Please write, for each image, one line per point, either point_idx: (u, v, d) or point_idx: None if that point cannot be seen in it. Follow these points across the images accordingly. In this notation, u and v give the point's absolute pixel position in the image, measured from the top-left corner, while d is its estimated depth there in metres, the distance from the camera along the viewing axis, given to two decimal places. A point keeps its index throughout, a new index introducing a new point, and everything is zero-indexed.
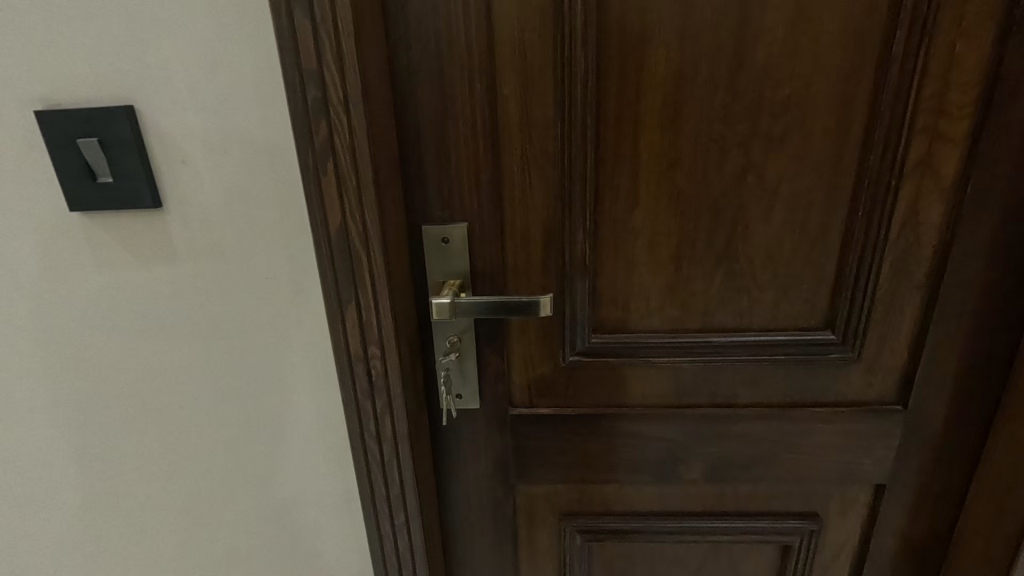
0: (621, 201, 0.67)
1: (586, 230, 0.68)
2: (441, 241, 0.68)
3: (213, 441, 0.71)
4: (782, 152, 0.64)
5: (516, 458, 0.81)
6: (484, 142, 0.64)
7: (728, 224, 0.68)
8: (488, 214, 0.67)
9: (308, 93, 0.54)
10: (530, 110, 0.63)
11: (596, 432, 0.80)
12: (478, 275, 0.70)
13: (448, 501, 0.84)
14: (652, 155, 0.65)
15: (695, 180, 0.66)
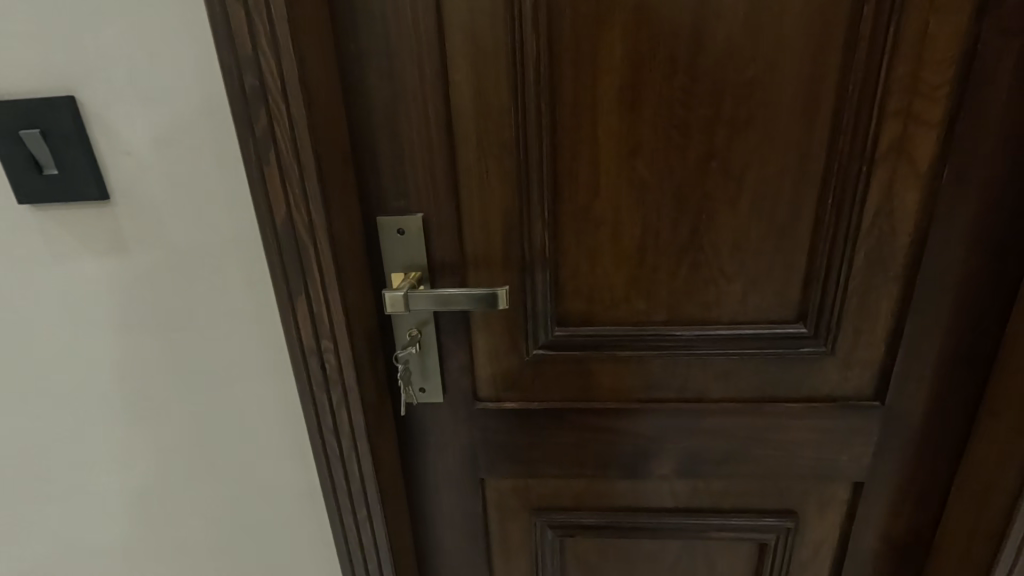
0: (580, 190, 0.65)
1: (545, 221, 0.66)
2: (397, 232, 0.67)
3: (174, 434, 0.71)
4: (747, 139, 0.61)
5: (484, 453, 0.80)
6: (436, 129, 0.62)
7: (692, 213, 0.65)
8: (443, 204, 0.66)
9: (245, 81, 0.53)
10: (483, 96, 0.61)
11: (566, 428, 0.78)
12: (437, 267, 0.69)
13: (417, 495, 0.83)
14: (610, 142, 0.63)
15: (656, 168, 0.64)
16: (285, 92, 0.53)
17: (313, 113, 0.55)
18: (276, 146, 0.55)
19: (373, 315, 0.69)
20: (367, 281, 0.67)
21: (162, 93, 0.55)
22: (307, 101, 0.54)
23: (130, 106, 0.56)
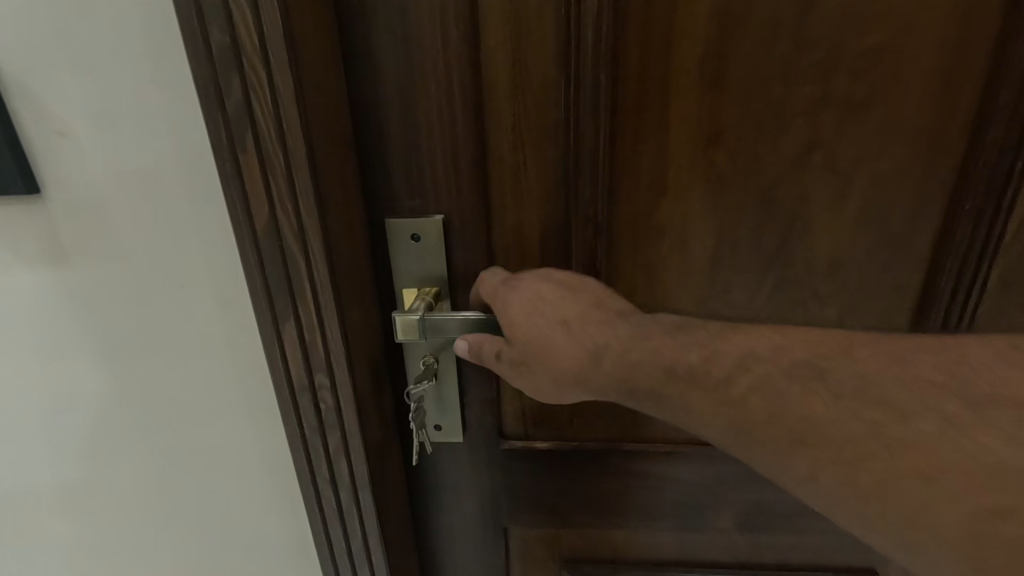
0: (643, 188, 0.51)
1: (595, 227, 0.53)
2: (411, 238, 0.53)
3: (136, 479, 0.59)
4: (862, 126, 0.48)
5: (507, 499, 0.67)
6: (463, 107, 0.48)
7: (782, 220, 0.52)
8: (469, 204, 0.52)
9: (212, 39, 0.39)
10: (526, 68, 0.48)
11: (606, 470, 0.66)
12: (458, 282, 0.56)
13: (428, 545, 0.71)
14: (686, 128, 0.49)
15: (740, 163, 0.50)
16: (266, 54, 0.40)
17: (303, 83, 0.41)
18: (255, 129, 0.42)
19: (380, 340, 0.55)
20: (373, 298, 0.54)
21: (103, 58, 0.42)
22: (295, 68, 0.40)
23: (60, 74, 0.42)
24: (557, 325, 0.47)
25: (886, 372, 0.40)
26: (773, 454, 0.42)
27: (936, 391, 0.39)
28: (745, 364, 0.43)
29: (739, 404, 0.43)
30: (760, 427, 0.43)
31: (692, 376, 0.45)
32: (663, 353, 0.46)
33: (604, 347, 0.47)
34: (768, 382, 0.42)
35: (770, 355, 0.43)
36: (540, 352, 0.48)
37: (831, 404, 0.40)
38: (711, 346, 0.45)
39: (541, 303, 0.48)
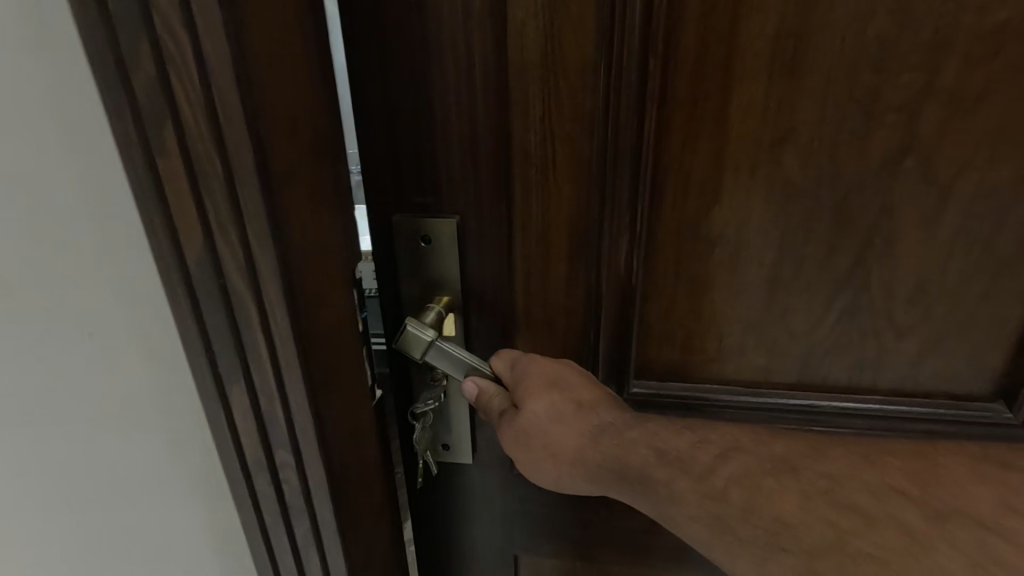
0: (693, 193, 0.44)
1: (632, 239, 0.45)
2: (420, 241, 0.47)
3: (58, 532, 0.52)
4: (971, 126, 0.39)
5: (517, 532, 0.62)
6: (484, 92, 0.42)
7: (859, 237, 0.43)
8: (489, 204, 0.45)
9: (116, 12, 0.30)
10: (558, 48, 0.40)
11: (626, 508, 0.59)
12: (470, 293, 0.49)
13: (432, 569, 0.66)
14: (750, 124, 0.41)
15: (813, 169, 0.42)
16: (197, 34, 0.30)
17: (253, 79, 0.31)
18: (181, 132, 0.32)
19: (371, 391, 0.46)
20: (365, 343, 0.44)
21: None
22: (236, 54, 0.30)
23: None
24: (571, 403, 0.42)
25: (885, 474, 0.36)
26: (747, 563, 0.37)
27: (942, 498, 0.35)
28: (729, 455, 0.39)
29: (728, 505, 0.37)
30: (738, 522, 0.37)
31: (680, 462, 0.40)
32: (658, 436, 0.41)
33: (609, 425, 0.42)
34: (753, 474, 0.38)
35: (754, 446, 0.39)
36: (543, 430, 0.43)
37: (821, 510, 0.36)
38: (703, 432, 0.41)
39: (562, 387, 0.43)
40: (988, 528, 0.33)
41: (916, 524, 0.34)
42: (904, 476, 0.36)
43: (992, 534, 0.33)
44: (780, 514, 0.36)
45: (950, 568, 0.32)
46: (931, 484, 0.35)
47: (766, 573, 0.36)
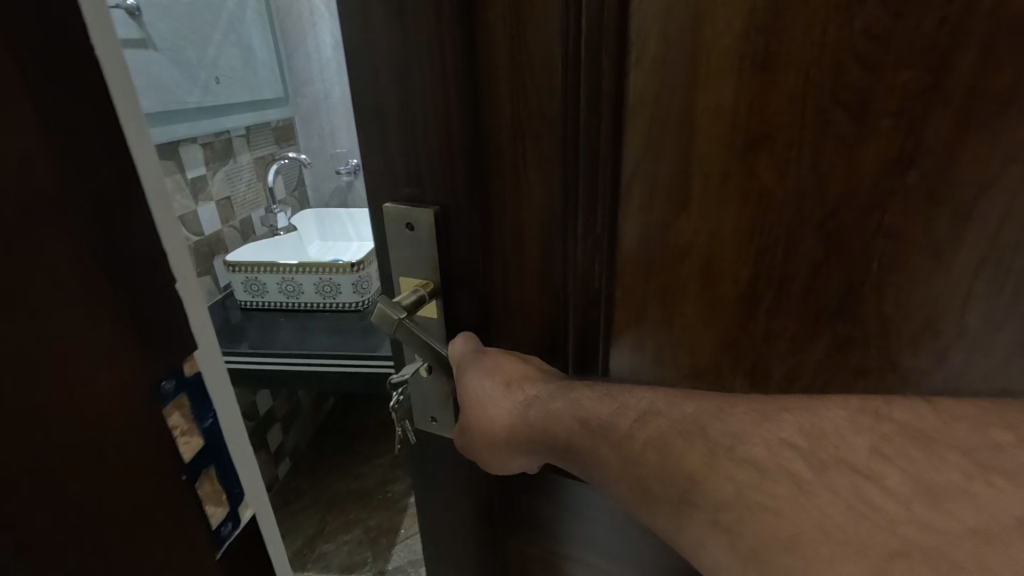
0: (661, 198, 0.41)
1: (598, 239, 0.45)
2: (408, 226, 0.49)
3: None
4: (996, 135, 0.32)
5: (505, 516, 0.61)
6: (454, 75, 0.42)
7: (850, 260, 0.38)
8: (464, 189, 0.46)
9: None
10: (530, 49, 0.40)
11: (607, 504, 0.55)
12: (448, 278, 0.50)
13: (432, 543, 0.67)
14: (719, 128, 0.38)
15: (793, 179, 0.37)
16: None
17: None
18: None
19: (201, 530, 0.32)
20: (187, 469, 0.31)
21: None
22: None
23: None
24: (501, 384, 0.47)
25: (778, 428, 0.32)
26: (666, 516, 0.35)
27: (828, 447, 0.30)
28: (645, 419, 0.38)
29: (645, 467, 0.37)
30: (658, 484, 0.35)
31: (600, 429, 0.41)
32: (581, 405, 0.43)
33: (533, 399, 0.46)
34: (666, 435, 0.36)
35: (665, 408, 0.38)
36: (478, 406, 0.49)
37: (721, 464, 0.32)
38: (626, 400, 0.41)
39: (497, 373, 0.48)
40: (865, 475, 0.28)
41: (796, 469, 0.30)
42: (797, 429, 0.31)
43: (866, 481, 0.28)
44: (690, 473, 0.34)
45: (831, 518, 0.27)
46: (823, 438, 0.30)
47: (683, 536, 0.34)
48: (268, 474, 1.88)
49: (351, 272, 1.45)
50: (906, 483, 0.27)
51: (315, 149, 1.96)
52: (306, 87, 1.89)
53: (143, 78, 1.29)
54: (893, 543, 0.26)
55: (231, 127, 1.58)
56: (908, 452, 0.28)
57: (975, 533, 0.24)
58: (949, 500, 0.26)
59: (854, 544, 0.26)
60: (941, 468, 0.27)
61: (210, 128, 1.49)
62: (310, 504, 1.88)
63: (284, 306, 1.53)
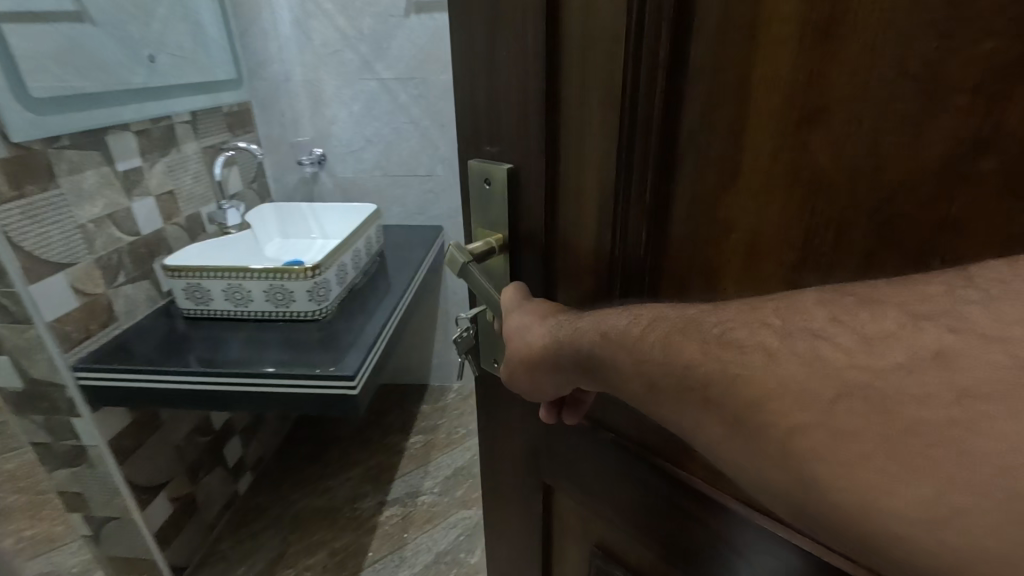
0: (712, 170, 0.42)
1: (643, 209, 0.46)
2: (484, 183, 0.56)
3: None
4: None
5: (545, 457, 0.69)
6: (534, 52, 0.46)
7: (912, 244, 0.36)
8: (535, 156, 0.50)
9: None
10: (596, 31, 0.42)
11: (641, 477, 0.57)
12: (517, 237, 0.57)
13: (491, 462, 0.79)
14: (775, 100, 0.38)
15: (848, 154, 0.37)
16: None
17: None
18: None
19: None
20: None
21: None
22: None
23: None
24: (537, 317, 0.54)
25: (761, 313, 0.39)
26: (667, 397, 0.42)
27: (802, 322, 0.36)
28: (657, 320, 0.44)
29: (650, 355, 0.43)
30: (655, 364, 0.42)
31: (614, 336, 0.46)
32: (606, 322, 0.47)
33: (564, 319, 0.52)
34: (674, 341, 0.41)
35: (671, 318, 0.43)
36: (514, 342, 0.54)
37: (711, 349, 0.39)
38: (637, 309, 0.47)
39: (533, 320, 0.54)
40: (820, 336, 0.35)
41: (772, 343, 0.36)
42: (774, 311, 0.38)
43: (821, 339, 0.35)
44: (685, 361, 0.40)
45: (791, 374, 0.35)
46: (796, 314, 0.37)
47: (682, 411, 0.41)
48: (224, 491, 1.81)
49: (306, 277, 1.34)
50: (852, 341, 0.34)
51: (273, 137, 1.91)
52: (262, 69, 1.81)
53: (75, 58, 1.19)
54: (837, 388, 0.33)
55: (173, 112, 1.47)
56: (859, 315, 0.34)
57: (903, 368, 0.31)
58: (884, 347, 0.33)
59: (812, 390, 0.34)
60: (883, 322, 0.33)
61: (155, 112, 1.40)
62: (272, 523, 1.81)
63: (235, 315, 1.42)
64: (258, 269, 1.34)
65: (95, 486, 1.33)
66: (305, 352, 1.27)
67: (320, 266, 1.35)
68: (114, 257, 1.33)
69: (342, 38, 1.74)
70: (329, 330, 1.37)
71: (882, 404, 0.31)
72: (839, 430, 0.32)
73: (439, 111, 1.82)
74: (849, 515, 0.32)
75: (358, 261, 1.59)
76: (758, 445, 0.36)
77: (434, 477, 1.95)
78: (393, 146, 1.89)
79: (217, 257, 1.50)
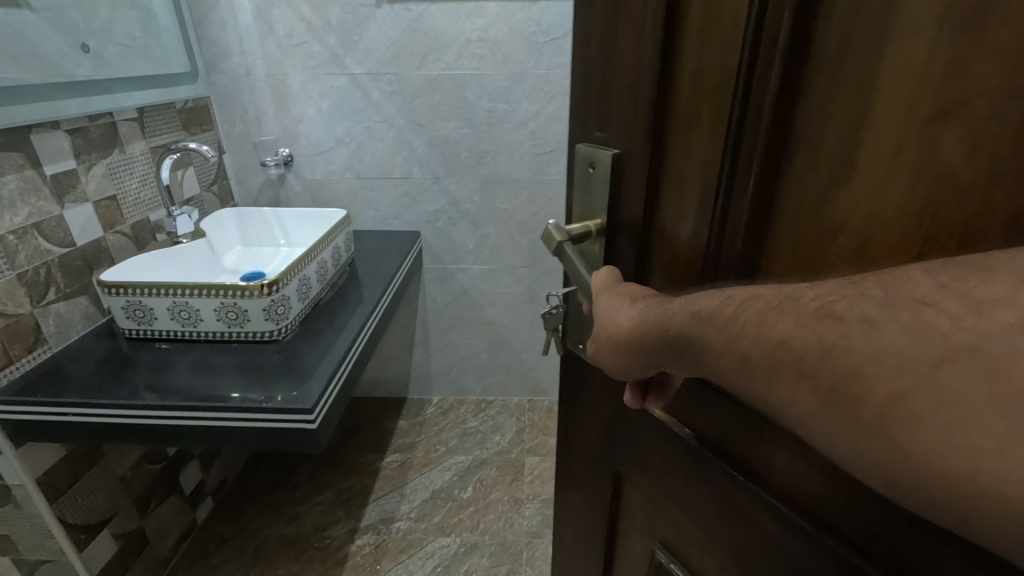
0: (822, 166, 0.38)
1: (748, 205, 0.43)
2: (589, 166, 0.55)
3: None
4: None
5: (620, 444, 0.66)
6: (653, 35, 0.44)
7: None
8: (640, 144, 0.49)
9: None
10: (719, 12, 0.40)
11: (722, 490, 0.51)
12: (614, 223, 0.55)
13: (568, 440, 0.77)
14: (904, 91, 0.33)
15: (984, 157, 0.30)
16: None
17: None
18: None
19: None
20: None
21: None
22: None
23: None
24: (626, 298, 0.51)
25: (855, 283, 0.35)
26: (762, 381, 0.38)
27: (903, 293, 0.32)
28: (753, 297, 0.39)
29: (741, 333, 0.39)
30: (750, 343, 0.38)
31: (708, 316, 0.41)
32: (697, 303, 0.43)
33: (656, 301, 0.48)
34: (767, 318, 0.37)
35: (767, 294, 0.39)
36: (601, 322, 0.52)
37: (804, 317, 0.35)
38: (731, 292, 0.42)
39: (623, 300, 0.51)
40: (926, 304, 0.31)
41: (875, 315, 0.32)
42: (872, 284, 0.34)
43: (926, 307, 0.31)
44: (782, 339, 0.36)
45: (892, 343, 0.31)
46: (897, 284, 0.33)
47: (774, 392, 0.37)
48: (181, 521, 1.64)
49: (261, 294, 1.18)
50: (955, 304, 0.30)
51: (236, 135, 1.78)
52: (222, 63, 1.67)
53: (13, 46, 1.06)
54: (943, 349, 0.29)
55: (116, 109, 1.31)
56: (966, 282, 0.30)
57: (1015, 330, 0.27)
58: (993, 310, 0.29)
59: (919, 355, 0.30)
60: (995, 285, 0.29)
61: (104, 107, 1.26)
62: (233, 555, 1.65)
63: (180, 335, 1.25)
64: (206, 287, 1.17)
65: (22, 530, 1.15)
66: (264, 379, 1.13)
67: (278, 283, 1.20)
68: (42, 271, 1.14)
69: (308, 29, 1.62)
70: (290, 353, 1.22)
71: (991, 365, 0.28)
72: (939, 392, 0.29)
73: (415, 110, 1.72)
74: (948, 477, 0.28)
75: (322, 273, 1.45)
76: (851, 413, 0.33)
77: (410, 500, 1.82)
78: (365, 146, 1.78)
79: (157, 275, 1.31)
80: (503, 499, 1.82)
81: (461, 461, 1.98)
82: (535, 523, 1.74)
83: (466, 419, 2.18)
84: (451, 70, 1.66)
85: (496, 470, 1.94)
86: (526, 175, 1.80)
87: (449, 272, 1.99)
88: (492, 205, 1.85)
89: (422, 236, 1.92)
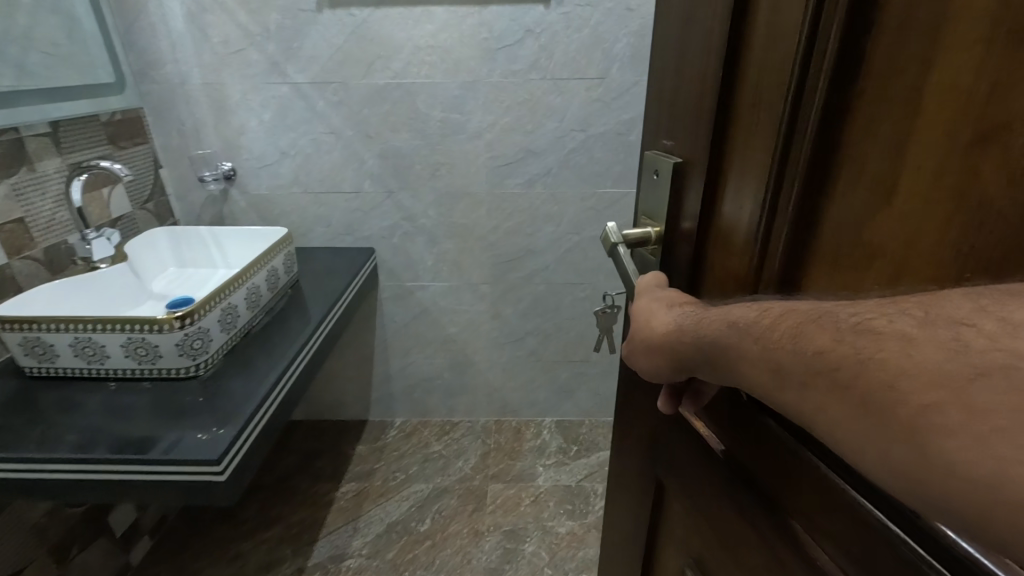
0: (865, 186, 0.37)
1: (791, 217, 0.43)
2: (653, 173, 0.59)
3: None
4: None
5: (662, 452, 0.66)
6: (718, 47, 0.47)
7: None
8: (702, 150, 0.51)
9: None
10: (778, 26, 0.42)
11: (752, 512, 0.50)
12: (673, 232, 0.58)
13: (616, 439, 0.79)
14: (947, 116, 0.32)
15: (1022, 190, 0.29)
16: None
17: None
18: None
19: None
20: None
21: None
22: None
23: None
24: (663, 305, 0.51)
25: (891, 302, 0.33)
26: (800, 404, 0.36)
27: (939, 312, 0.30)
28: (786, 310, 0.38)
29: (776, 345, 0.37)
30: (785, 354, 0.36)
31: (741, 325, 0.40)
32: (733, 313, 0.42)
33: (695, 309, 0.48)
34: (802, 334, 0.36)
35: (791, 309, 0.38)
36: (639, 326, 0.52)
37: (838, 327, 0.34)
38: (766, 305, 0.40)
39: (663, 305, 0.51)
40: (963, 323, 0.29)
41: (907, 329, 0.31)
42: (907, 303, 0.32)
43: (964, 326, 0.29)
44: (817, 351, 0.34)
45: (927, 362, 0.29)
46: (935, 304, 0.31)
47: (806, 408, 0.35)
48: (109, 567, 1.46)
49: (173, 329, 1.06)
50: (993, 325, 0.28)
51: (174, 150, 1.65)
52: (153, 70, 1.55)
53: None
54: (976, 366, 0.28)
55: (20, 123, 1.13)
56: (1005, 304, 0.28)
57: None
58: None
59: (949, 374, 0.28)
60: None
61: None
62: None
63: (89, 373, 1.11)
64: (111, 321, 1.05)
65: None
66: (184, 423, 1.00)
67: (193, 315, 1.08)
68: None
69: (245, 37, 1.52)
70: (217, 390, 1.10)
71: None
72: (974, 404, 0.27)
73: (364, 120, 1.65)
74: (977, 485, 0.26)
75: (253, 299, 1.33)
76: (880, 427, 0.31)
77: (364, 534, 1.72)
78: (312, 158, 1.69)
79: (70, 305, 1.17)
80: (462, 532, 1.74)
81: (421, 490, 1.90)
82: (494, 557, 1.66)
83: (429, 443, 2.10)
84: (400, 79, 1.61)
85: (457, 499, 1.87)
86: (483, 187, 1.76)
87: (407, 290, 1.92)
88: (449, 220, 1.81)
89: (377, 253, 1.85)
